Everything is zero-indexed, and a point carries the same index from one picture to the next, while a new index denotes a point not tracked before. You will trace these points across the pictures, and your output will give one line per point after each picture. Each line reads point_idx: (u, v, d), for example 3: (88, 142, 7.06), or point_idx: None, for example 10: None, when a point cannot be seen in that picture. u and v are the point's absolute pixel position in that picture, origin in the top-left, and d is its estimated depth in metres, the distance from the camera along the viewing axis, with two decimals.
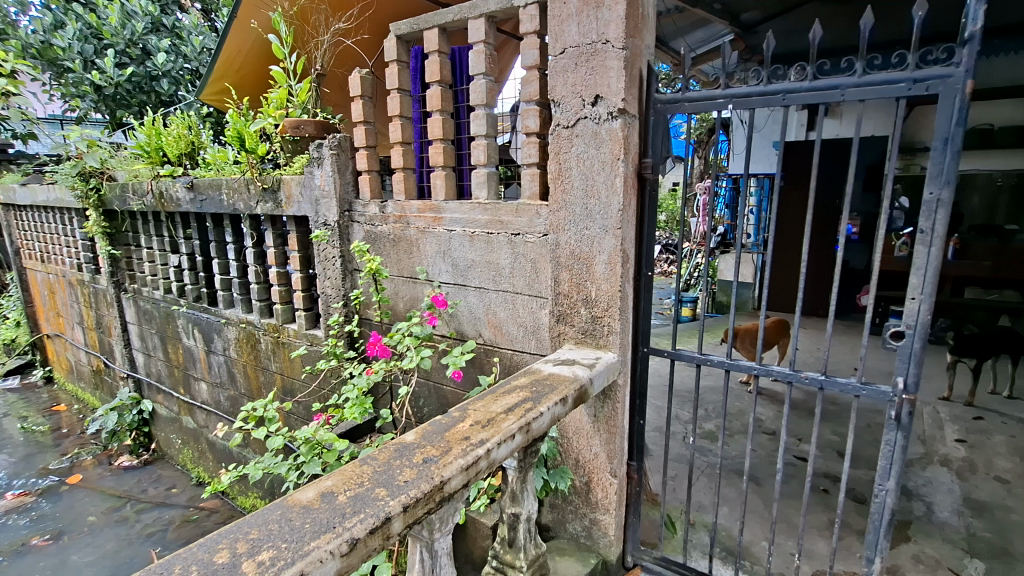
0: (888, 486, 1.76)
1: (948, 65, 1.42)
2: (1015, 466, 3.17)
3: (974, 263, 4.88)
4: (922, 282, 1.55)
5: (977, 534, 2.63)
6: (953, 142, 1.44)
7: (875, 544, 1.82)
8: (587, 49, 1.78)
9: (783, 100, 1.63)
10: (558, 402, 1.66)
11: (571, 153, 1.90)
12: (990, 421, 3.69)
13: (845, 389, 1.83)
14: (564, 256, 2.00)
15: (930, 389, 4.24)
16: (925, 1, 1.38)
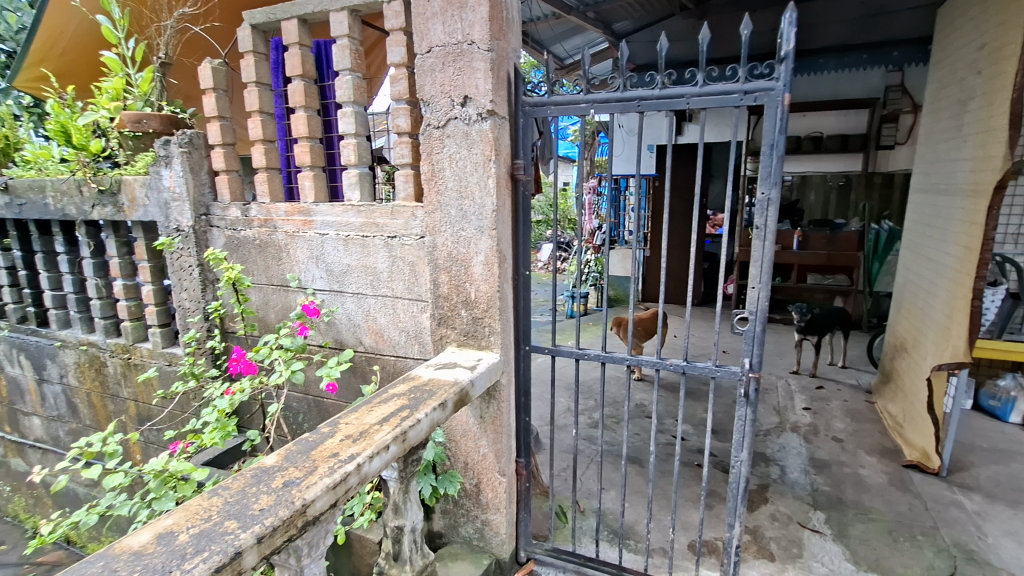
0: (742, 456, 1.95)
1: (770, 79, 1.59)
2: (847, 426, 3.69)
3: (812, 253, 5.58)
4: (760, 272, 1.74)
5: (819, 488, 3.03)
6: (777, 147, 1.62)
7: (734, 510, 2.01)
8: (454, 49, 1.77)
9: (638, 106, 1.73)
10: (436, 407, 1.63)
11: (443, 154, 1.87)
12: (829, 389, 4.27)
13: (703, 372, 2.00)
14: (441, 258, 1.98)
15: (784, 364, 4.80)
16: (750, 20, 1.54)
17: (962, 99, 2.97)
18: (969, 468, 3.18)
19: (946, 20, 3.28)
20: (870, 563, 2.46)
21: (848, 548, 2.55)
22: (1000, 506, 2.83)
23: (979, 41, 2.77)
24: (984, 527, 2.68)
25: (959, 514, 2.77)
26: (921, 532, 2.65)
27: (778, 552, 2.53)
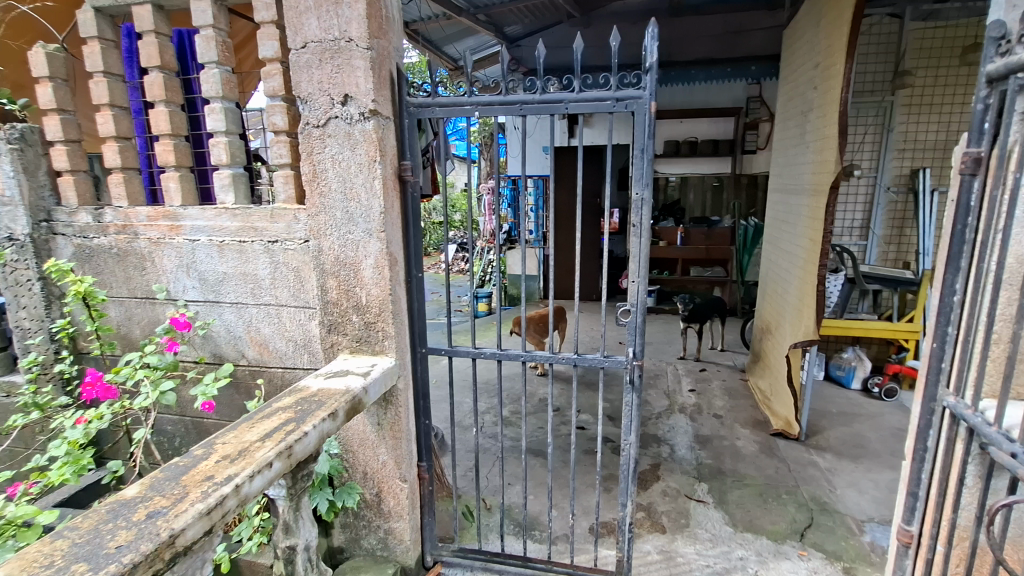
0: (631, 439, 2.08)
1: (638, 88, 1.72)
2: (726, 403, 4.09)
3: (693, 247, 6.12)
4: (638, 267, 1.86)
5: (702, 461, 3.33)
6: (647, 151, 1.75)
7: (626, 490, 2.14)
8: (331, 46, 1.71)
9: (520, 109, 1.79)
10: (325, 418, 1.57)
11: (324, 154, 1.80)
12: (710, 371, 4.70)
13: (593, 363, 2.11)
14: (328, 262, 1.90)
15: (672, 351, 5.20)
16: (617, 32, 1.65)
17: (804, 109, 3.38)
18: (823, 431, 3.66)
19: (789, 40, 3.72)
20: (746, 524, 2.74)
21: (727, 513, 2.83)
22: (845, 462, 3.28)
23: (815, 60, 3.18)
24: (834, 481, 3.09)
25: (815, 472, 3.18)
26: (786, 491, 3.00)
27: (669, 524, 2.75)
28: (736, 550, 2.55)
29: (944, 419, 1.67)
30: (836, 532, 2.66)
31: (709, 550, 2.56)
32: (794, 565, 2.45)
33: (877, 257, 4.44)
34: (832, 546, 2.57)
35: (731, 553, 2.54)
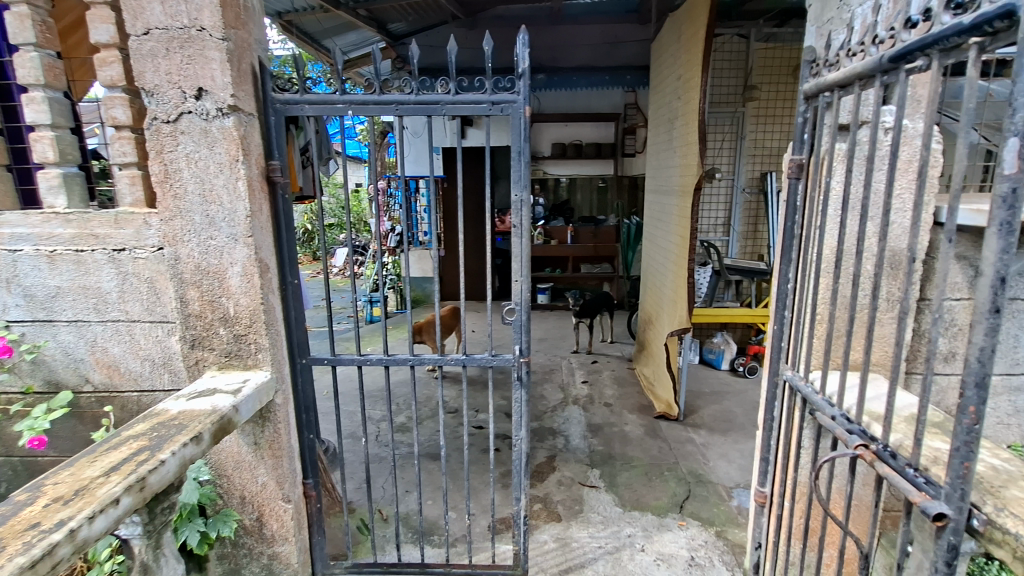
0: (522, 434, 2.13)
1: (512, 92, 1.77)
2: (615, 392, 4.34)
3: (583, 245, 6.43)
4: (521, 266, 1.92)
5: (594, 448, 3.51)
6: (524, 153, 1.81)
7: (519, 484, 2.19)
8: (179, 34, 1.56)
9: (396, 109, 1.77)
10: (187, 442, 1.43)
11: (178, 152, 1.64)
12: (601, 362, 4.96)
13: (481, 362, 2.12)
14: (188, 272, 1.74)
15: (566, 345, 5.41)
16: (489, 36, 1.68)
17: (671, 117, 3.68)
18: (698, 410, 4.02)
19: (655, 53, 4.03)
20: (633, 503, 2.94)
21: (617, 495, 3.01)
22: (717, 436, 3.64)
23: (677, 72, 3.47)
24: (708, 454, 3.42)
25: (692, 448, 3.49)
26: (667, 468, 3.26)
27: (564, 512, 2.86)
28: (625, 529, 2.73)
29: (784, 391, 1.92)
30: (709, 501, 2.94)
31: (601, 531, 2.71)
32: (674, 535, 2.67)
33: (738, 251, 4.97)
34: (706, 513, 2.84)
35: (620, 532, 2.70)
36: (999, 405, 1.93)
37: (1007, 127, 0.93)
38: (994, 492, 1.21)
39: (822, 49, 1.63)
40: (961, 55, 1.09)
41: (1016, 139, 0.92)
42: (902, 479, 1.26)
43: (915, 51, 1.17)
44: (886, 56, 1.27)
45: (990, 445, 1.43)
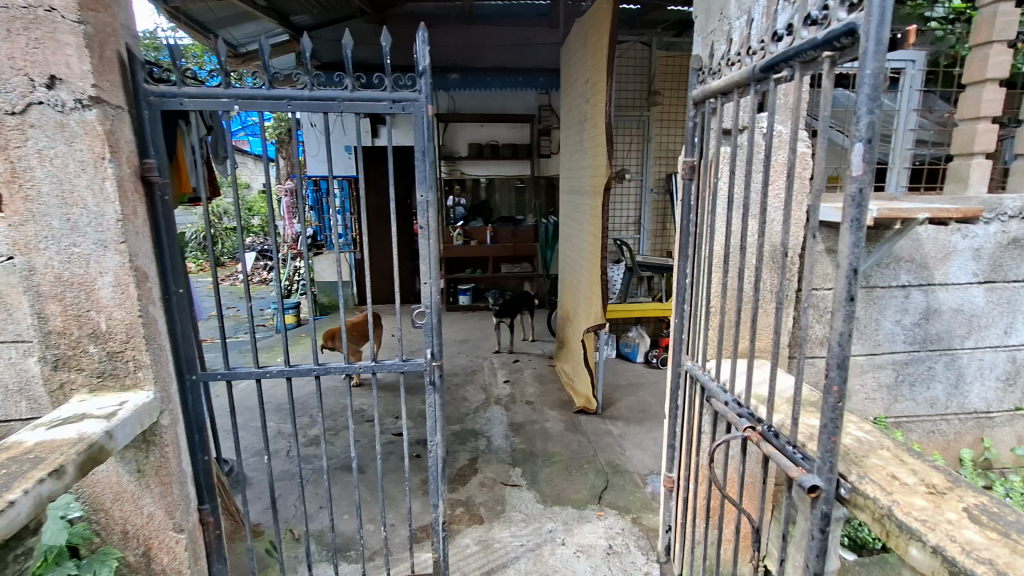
0: (437, 440, 2.10)
1: (413, 91, 1.74)
2: (536, 390, 4.40)
3: (503, 245, 6.46)
4: (429, 268, 1.89)
5: (516, 447, 3.53)
6: (428, 153, 1.78)
7: (436, 490, 2.15)
8: (23, 14, 1.37)
9: (288, 106, 1.68)
10: (45, 478, 1.26)
11: (28, 148, 1.44)
12: (523, 361, 5.01)
13: (392, 369, 2.05)
14: (46, 285, 1.53)
15: (488, 345, 5.42)
16: (387, 32, 1.64)
17: (580, 119, 3.78)
18: (615, 402, 4.18)
19: (564, 57, 4.14)
20: (554, 498, 2.99)
21: (538, 491, 3.05)
22: (632, 427, 3.79)
23: (585, 76, 3.57)
24: (624, 444, 3.55)
25: (610, 439, 3.61)
26: (586, 461, 3.35)
27: (486, 514, 2.86)
28: (546, 524, 2.77)
29: (685, 381, 2.03)
30: (625, 489, 3.06)
31: (523, 529, 2.73)
32: (593, 526, 2.75)
33: (648, 248, 5.22)
34: (623, 501, 2.95)
35: (542, 528, 2.74)
36: (866, 382, 2.16)
37: (854, 134, 1.04)
38: (859, 462, 1.34)
39: (707, 58, 1.73)
40: (817, 67, 1.20)
41: (861, 144, 1.03)
42: (784, 456, 1.36)
43: (780, 62, 1.27)
44: (758, 66, 1.37)
45: (856, 419, 1.59)
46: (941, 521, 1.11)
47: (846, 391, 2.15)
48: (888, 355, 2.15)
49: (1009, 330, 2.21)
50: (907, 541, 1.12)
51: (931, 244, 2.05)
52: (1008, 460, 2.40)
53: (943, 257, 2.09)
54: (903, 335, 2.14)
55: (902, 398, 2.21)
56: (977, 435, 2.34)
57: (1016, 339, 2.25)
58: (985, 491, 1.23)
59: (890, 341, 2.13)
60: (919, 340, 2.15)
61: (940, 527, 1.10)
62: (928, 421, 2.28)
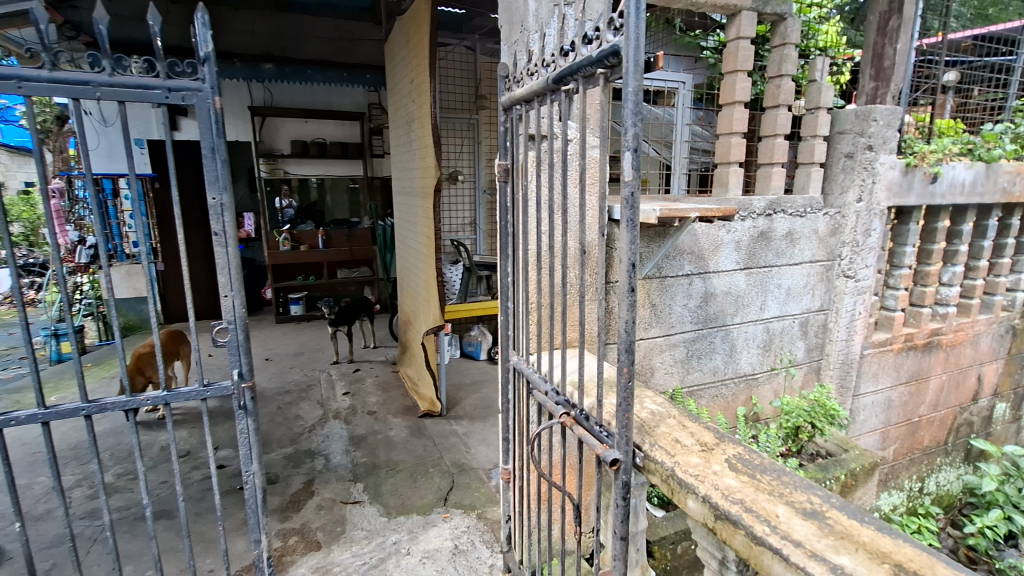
0: (253, 468, 1.89)
1: (195, 80, 1.53)
2: (378, 398, 4.25)
3: (336, 250, 6.13)
4: (229, 279, 1.69)
5: (357, 461, 3.37)
6: (218, 151, 1.59)
7: (256, 526, 1.94)
8: None
9: (19, 87, 1.39)
10: None
11: None
12: (364, 369, 4.80)
13: (190, 397, 1.77)
14: None
15: (325, 357, 5.08)
16: (153, 10, 1.41)
17: (408, 120, 3.72)
18: (460, 401, 4.22)
19: (388, 53, 4.02)
20: (398, 508, 2.91)
21: (382, 504, 2.94)
22: (476, 424, 3.87)
23: (409, 77, 3.53)
24: (469, 442, 3.61)
25: (455, 439, 3.64)
26: (431, 465, 3.32)
27: (324, 538, 2.67)
28: (390, 537, 2.68)
29: (512, 376, 2.11)
30: (470, 487, 3.10)
31: (365, 547, 2.60)
32: (439, 529, 2.74)
33: (485, 248, 5.38)
34: (468, 499, 2.99)
35: (386, 541, 2.65)
36: (665, 359, 2.48)
37: (623, 143, 1.16)
38: (651, 431, 1.53)
39: (512, 67, 1.81)
40: (595, 82, 1.32)
41: (630, 153, 1.16)
42: (592, 437, 1.49)
43: (566, 75, 1.38)
44: (550, 77, 1.46)
45: (651, 395, 1.81)
46: (709, 474, 1.31)
47: (650, 368, 2.45)
48: (679, 334, 2.50)
49: (764, 306, 2.73)
50: (686, 495, 1.30)
51: (703, 238, 2.43)
52: (769, 411, 2.95)
53: (714, 248, 2.48)
54: (690, 316, 2.50)
55: (693, 369, 2.59)
56: (748, 394, 2.84)
57: (770, 313, 2.76)
58: (741, 442, 1.48)
59: (680, 322, 2.48)
60: (702, 319, 2.54)
61: (708, 478, 1.30)
62: (713, 387, 2.70)
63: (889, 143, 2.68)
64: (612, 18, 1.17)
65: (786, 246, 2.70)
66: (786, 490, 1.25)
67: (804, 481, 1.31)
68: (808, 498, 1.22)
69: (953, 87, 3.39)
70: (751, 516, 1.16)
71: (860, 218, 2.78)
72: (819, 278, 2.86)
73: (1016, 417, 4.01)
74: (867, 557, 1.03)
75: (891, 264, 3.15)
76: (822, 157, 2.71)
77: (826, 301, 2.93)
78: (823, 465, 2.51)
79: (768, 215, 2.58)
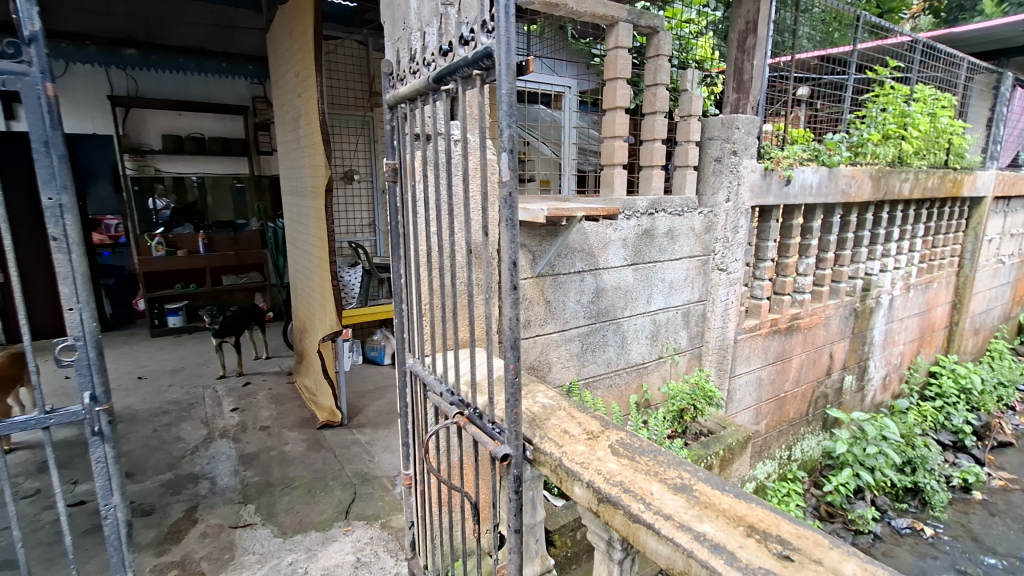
0: (114, 501, 1.67)
1: (19, 63, 1.33)
2: (272, 412, 3.98)
3: (222, 254, 5.74)
4: (74, 290, 1.48)
5: (247, 482, 3.13)
6: (53, 145, 1.39)
7: (121, 565, 1.72)
8: None
9: None
10: None
11: None
12: (255, 383, 4.48)
13: (27, 427, 1.53)
14: None
15: (210, 372, 4.66)
16: None
17: (295, 115, 3.53)
18: (362, 409, 4.07)
19: (271, 44, 3.77)
20: (294, 527, 2.74)
21: (276, 524, 2.75)
22: (380, 431, 3.75)
23: (294, 70, 3.35)
24: (373, 450, 3.50)
25: (357, 449, 3.51)
26: (331, 478, 3.17)
27: (208, 568, 2.45)
28: (286, 558, 2.52)
29: (408, 379, 2.07)
30: (373, 496, 3.01)
31: (257, 572, 2.43)
32: (340, 544, 2.62)
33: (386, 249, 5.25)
34: (371, 509, 2.89)
35: (281, 563, 2.49)
36: (560, 353, 2.57)
37: (499, 144, 1.18)
38: (541, 425, 1.57)
39: (396, 64, 1.78)
40: (473, 84, 1.33)
41: (506, 154, 1.18)
42: (484, 434, 1.50)
43: (445, 75, 1.38)
44: (431, 77, 1.45)
45: (543, 389, 1.87)
46: (593, 460, 1.38)
47: (547, 364, 2.53)
48: (574, 329, 2.60)
49: (650, 299, 2.92)
50: (572, 483, 1.36)
51: (592, 237, 2.55)
52: (658, 397, 3.15)
53: (603, 246, 2.61)
54: (583, 311, 2.62)
55: (588, 362, 2.71)
56: (639, 383, 3.02)
57: (656, 306, 2.96)
58: (624, 428, 1.58)
59: (574, 317, 2.58)
60: (594, 314, 2.67)
61: (591, 464, 1.37)
62: (607, 377, 2.84)
63: (749, 149, 2.98)
64: (485, 21, 1.19)
65: (667, 243, 2.91)
66: (660, 469, 1.35)
67: (677, 459, 1.42)
68: (679, 474, 1.33)
69: (803, 101, 3.85)
70: (628, 496, 1.24)
71: (728, 216, 3.07)
72: (697, 271, 3.11)
73: (860, 386, 4.64)
74: (725, 522, 1.14)
75: (757, 257, 3.52)
76: (695, 161, 2.95)
77: (704, 292, 3.20)
78: (705, 443, 2.74)
79: (650, 215, 2.77)
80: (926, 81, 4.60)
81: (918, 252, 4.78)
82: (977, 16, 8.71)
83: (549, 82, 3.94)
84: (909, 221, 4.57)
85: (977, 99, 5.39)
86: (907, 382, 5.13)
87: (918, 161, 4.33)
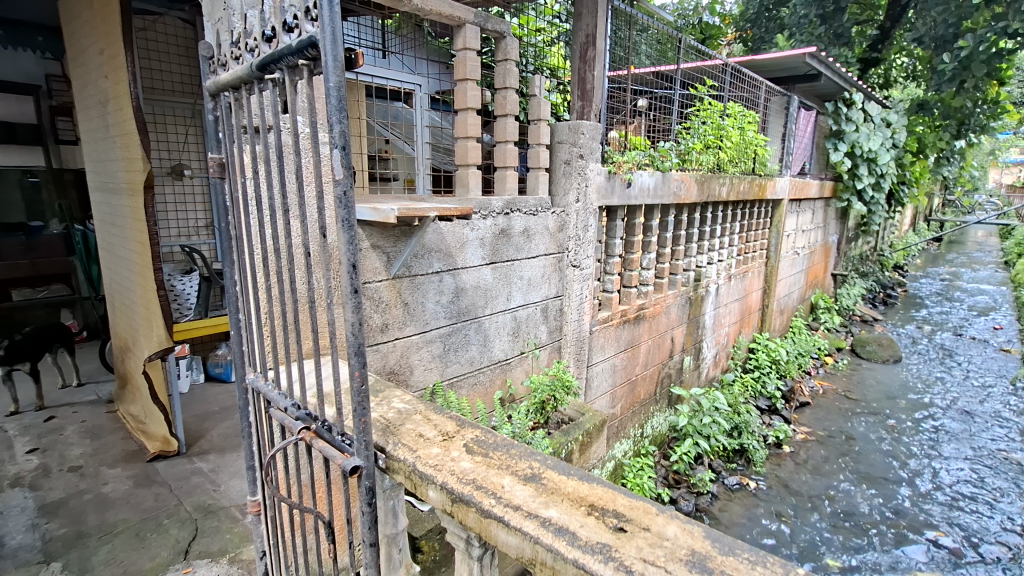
0: None
1: None
2: (85, 449, 3.37)
3: (9, 263, 4.54)
4: None
5: (51, 537, 2.60)
6: None
7: None
8: None
9: None
10: None
11: None
12: (62, 417, 3.75)
13: None
14: None
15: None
16: None
17: (100, 99, 3.01)
18: (204, 434, 3.63)
19: (66, 14, 3.18)
20: None
21: None
22: (227, 456, 3.38)
23: (96, 46, 2.86)
24: (218, 479, 3.13)
25: (199, 479, 3.11)
26: (165, 517, 2.77)
27: None
28: None
29: (250, 398, 1.87)
30: (219, 530, 2.69)
31: None
32: None
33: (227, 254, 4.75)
34: (217, 545, 2.59)
35: None
36: (422, 355, 2.53)
37: (330, 140, 1.10)
38: (395, 431, 1.53)
39: (217, 47, 1.60)
40: (300, 74, 1.24)
41: (337, 150, 1.11)
42: (333, 448, 1.41)
43: (269, 63, 1.26)
44: (254, 64, 1.32)
45: (399, 393, 1.82)
46: (446, 462, 1.37)
47: (408, 367, 2.48)
48: (434, 330, 2.58)
49: (510, 297, 3.00)
50: (427, 487, 1.34)
51: (449, 236, 2.55)
52: (522, 391, 3.25)
53: (461, 246, 2.63)
54: (444, 311, 2.60)
55: (451, 362, 2.70)
56: (503, 379, 3.09)
57: (516, 303, 3.06)
58: (479, 425, 1.59)
59: (434, 318, 2.56)
60: (455, 314, 2.67)
61: (444, 466, 1.36)
62: (471, 376, 2.86)
63: (594, 153, 3.22)
64: (308, 7, 1.11)
65: (523, 241, 3.01)
66: (512, 462, 1.38)
67: (528, 450, 1.47)
68: (528, 464, 1.37)
69: (641, 111, 4.27)
70: (480, 492, 1.25)
71: (579, 216, 3.28)
72: (553, 268, 3.27)
73: (697, 364, 5.27)
74: (569, 505, 1.20)
75: (606, 253, 3.81)
76: (546, 162, 3.10)
77: (560, 288, 3.37)
78: (566, 430, 2.90)
79: (506, 214, 2.85)
80: (736, 99, 5.36)
81: (737, 246, 5.57)
82: (774, 48, 10.45)
83: (399, 79, 3.96)
84: (728, 219, 5.30)
85: (775, 116, 6.41)
86: (732, 358, 5.96)
87: (732, 167, 5.02)
